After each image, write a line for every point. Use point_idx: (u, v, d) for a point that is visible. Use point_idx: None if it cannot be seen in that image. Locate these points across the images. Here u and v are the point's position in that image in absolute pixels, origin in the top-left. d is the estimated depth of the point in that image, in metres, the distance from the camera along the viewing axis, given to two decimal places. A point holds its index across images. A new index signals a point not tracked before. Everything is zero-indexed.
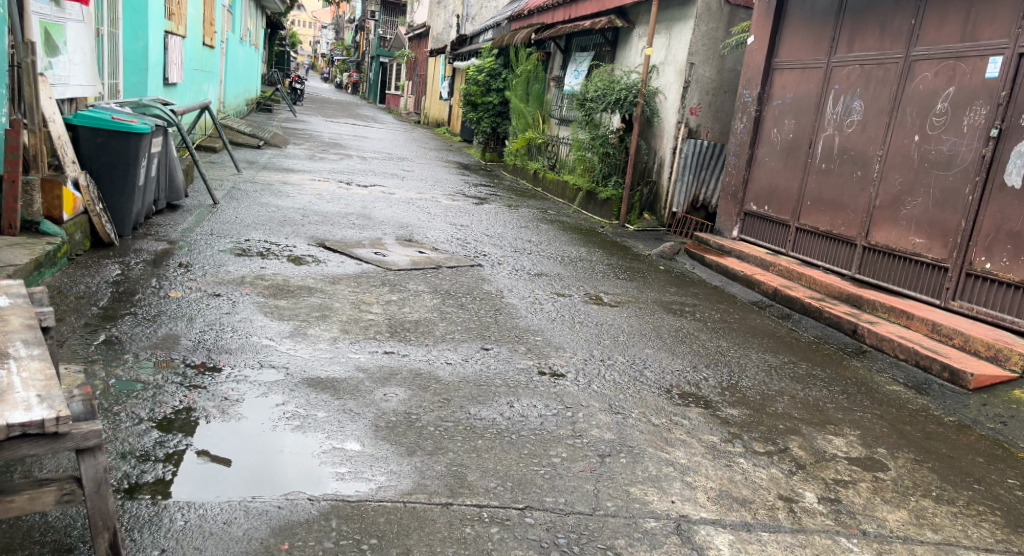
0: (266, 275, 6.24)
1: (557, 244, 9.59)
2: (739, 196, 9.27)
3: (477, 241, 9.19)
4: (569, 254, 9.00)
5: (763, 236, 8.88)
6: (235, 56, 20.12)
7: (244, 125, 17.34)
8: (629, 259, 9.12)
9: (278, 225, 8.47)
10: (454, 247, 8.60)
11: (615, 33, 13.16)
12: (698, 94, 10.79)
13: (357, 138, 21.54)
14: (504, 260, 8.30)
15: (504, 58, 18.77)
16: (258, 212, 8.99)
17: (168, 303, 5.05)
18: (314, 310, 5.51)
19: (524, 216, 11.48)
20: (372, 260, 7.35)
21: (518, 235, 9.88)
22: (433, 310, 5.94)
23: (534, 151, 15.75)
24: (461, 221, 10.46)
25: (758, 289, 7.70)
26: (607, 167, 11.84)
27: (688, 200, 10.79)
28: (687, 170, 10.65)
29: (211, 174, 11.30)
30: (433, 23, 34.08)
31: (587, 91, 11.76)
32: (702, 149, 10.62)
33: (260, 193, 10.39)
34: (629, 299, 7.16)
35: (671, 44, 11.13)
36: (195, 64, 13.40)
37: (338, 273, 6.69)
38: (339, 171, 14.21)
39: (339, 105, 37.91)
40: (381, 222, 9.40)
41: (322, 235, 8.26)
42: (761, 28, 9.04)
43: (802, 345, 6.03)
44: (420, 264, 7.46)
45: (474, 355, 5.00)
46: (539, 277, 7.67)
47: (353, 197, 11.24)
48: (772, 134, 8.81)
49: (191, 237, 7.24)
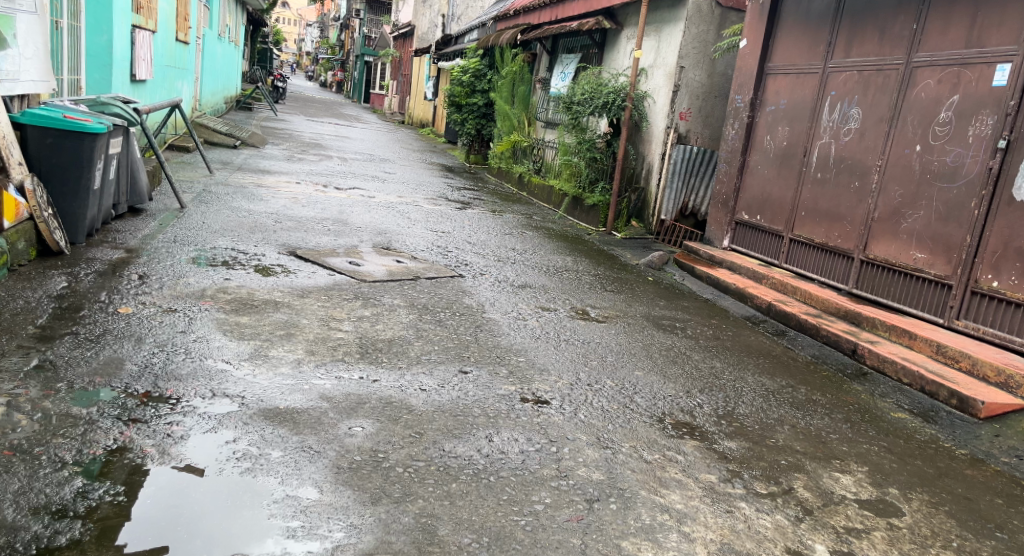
0: (229, 288, 5.83)
1: (541, 252, 9.22)
2: (731, 205, 8.91)
3: (459, 249, 8.81)
4: (553, 264, 8.65)
5: (756, 247, 8.51)
6: (213, 54, 19.68)
7: (222, 124, 16.89)
8: (617, 269, 8.76)
9: (248, 231, 8.05)
10: (434, 256, 8.23)
11: (603, 35, 12.81)
12: (687, 98, 10.46)
13: (340, 138, 21.12)
14: (485, 270, 7.93)
15: (489, 59, 18.43)
16: (228, 218, 8.58)
17: (116, 321, 4.70)
18: (279, 328, 5.11)
19: (507, 223, 11.11)
20: (346, 270, 6.96)
21: (501, 242, 9.51)
22: (408, 327, 5.56)
23: (519, 155, 15.42)
24: (441, 227, 10.06)
25: (750, 303, 7.33)
26: (593, 172, 11.50)
27: (677, 208, 10.51)
28: (676, 177, 10.37)
29: (181, 176, 10.87)
30: (418, 22, 33.65)
31: (574, 93, 11.41)
32: (691, 156, 10.34)
33: (233, 196, 9.96)
34: (616, 313, 6.80)
35: (661, 46, 10.79)
36: (167, 61, 13.01)
37: (308, 286, 6.30)
38: (317, 173, 13.78)
39: (324, 105, 37.42)
40: (358, 229, 9.00)
41: (294, 243, 7.85)
42: (754, 32, 8.68)
43: (800, 366, 5.62)
44: (396, 275, 7.08)
45: (451, 379, 4.63)
46: (521, 289, 7.31)
47: (330, 201, 10.82)
48: (765, 141, 8.45)
49: (152, 245, 6.84)
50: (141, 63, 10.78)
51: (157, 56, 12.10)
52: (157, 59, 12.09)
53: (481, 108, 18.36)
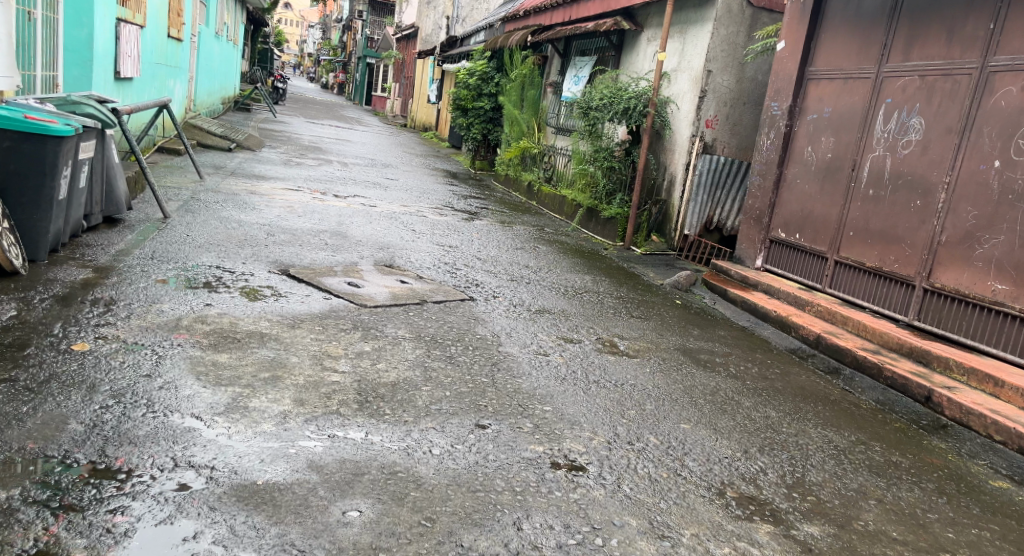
0: (210, 316, 5.09)
1: (557, 271, 8.47)
2: (766, 222, 8.18)
3: (468, 267, 8.06)
4: (572, 285, 7.89)
5: (794, 268, 7.75)
6: (209, 52, 18.99)
7: (216, 126, 16.15)
8: (640, 291, 8.01)
9: (237, 246, 7.31)
10: (442, 275, 7.49)
11: (620, 36, 12.05)
12: (714, 105, 9.73)
13: (341, 141, 20.37)
14: (498, 292, 7.18)
15: (496, 62, 17.66)
16: (215, 230, 7.82)
17: (66, 364, 3.96)
18: (264, 369, 4.36)
19: (518, 235, 10.35)
20: (345, 293, 6.23)
21: (512, 259, 8.76)
22: (415, 367, 4.80)
23: (529, 162, 14.71)
24: (448, 240, 9.29)
25: (794, 333, 6.56)
26: (611, 183, 10.76)
27: (702, 222, 9.80)
28: (702, 189, 9.68)
29: (168, 181, 10.12)
30: (421, 24, 32.89)
31: (590, 98, 10.66)
32: (718, 166, 9.68)
33: (223, 205, 9.20)
34: (648, 346, 6.04)
35: (686, 49, 10.06)
36: (157, 58, 12.29)
37: (301, 313, 5.55)
38: (316, 179, 13.03)
39: (324, 107, 36.71)
40: (358, 243, 8.25)
41: (287, 259, 7.10)
42: (793, 32, 7.95)
43: (868, 415, 4.83)
44: (400, 299, 6.34)
45: (468, 437, 3.87)
46: (540, 315, 6.55)
47: (329, 211, 10.07)
48: (805, 152, 7.71)
49: (126, 262, 6.09)
50: (128, 61, 10.04)
51: (147, 54, 11.34)
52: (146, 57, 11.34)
53: (488, 112, 17.58)
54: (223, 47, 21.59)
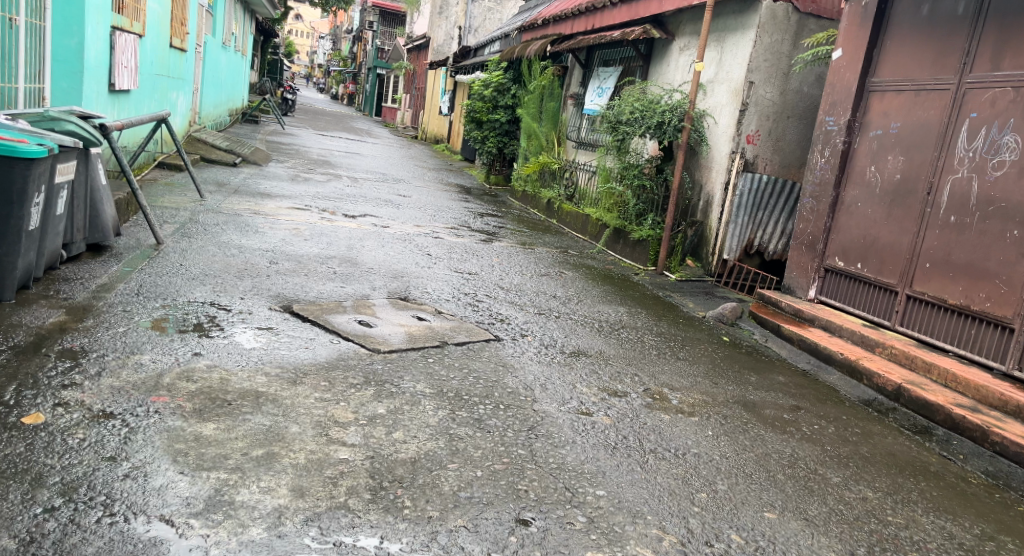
0: (198, 370, 4.33)
1: (589, 302, 7.68)
2: (821, 248, 7.43)
3: (490, 298, 7.28)
4: (607, 320, 7.09)
5: (855, 301, 6.99)
6: (216, 62, 18.32)
7: (221, 140, 15.43)
8: (682, 326, 7.22)
9: (236, 277, 6.57)
10: (463, 310, 6.69)
11: (649, 45, 11.26)
12: (756, 119, 8.98)
13: (350, 155, 19.68)
14: (527, 329, 6.39)
15: (513, 72, 16.86)
16: (212, 257, 7.07)
17: (13, 447, 3.21)
18: (258, 443, 3.59)
19: (542, 260, 9.56)
20: (356, 336, 5.46)
21: (539, 288, 7.98)
22: (439, 435, 4.01)
23: (547, 178, 13.93)
24: (467, 267, 8.52)
25: (866, 380, 5.81)
26: (641, 203, 9.98)
27: (742, 245, 9.04)
28: (743, 210, 8.98)
29: (166, 201, 9.40)
30: (432, 34, 32.21)
31: (619, 111, 9.89)
32: (761, 186, 8.90)
33: (222, 228, 8.46)
34: (703, 400, 5.24)
35: (724, 58, 9.31)
36: (158, 69, 11.57)
37: (304, 362, 4.78)
38: (324, 196, 12.27)
39: (334, 118, 36.08)
40: (369, 272, 7.49)
41: (291, 293, 6.35)
42: (851, 39, 7.23)
43: (983, 497, 4.12)
44: (418, 341, 5.56)
45: (509, 541, 3.15)
46: (577, 359, 5.76)
47: (338, 233, 9.32)
48: (867, 172, 6.98)
49: (109, 300, 5.35)
50: (126, 72, 9.34)
51: (146, 64, 10.64)
52: (145, 68, 10.64)
53: (504, 125, 16.87)
54: (230, 58, 20.93)
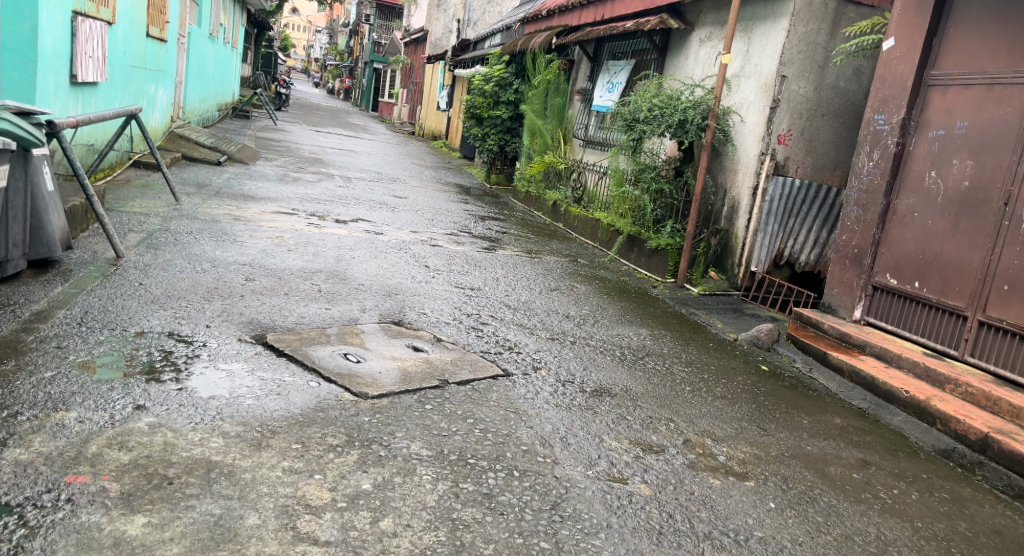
0: (137, 430, 3.45)
1: (606, 323, 6.79)
2: (868, 264, 6.56)
3: (496, 320, 6.42)
4: (629, 346, 6.21)
5: (912, 325, 6.17)
6: (202, 54, 17.39)
7: (205, 137, 14.53)
8: (714, 353, 6.35)
9: (203, 299, 5.70)
10: (466, 336, 5.80)
11: (665, 36, 10.39)
12: (788, 117, 8.12)
13: (344, 152, 18.80)
14: (539, 361, 5.52)
15: (515, 66, 15.97)
16: (178, 275, 6.18)
17: None
18: (200, 547, 2.85)
19: (550, 271, 8.69)
20: (339, 376, 4.57)
21: (550, 306, 7.11)
22: (440, 524, 3.19)
23: (552, 178, 13.05)
24: (469, 281, 7.66)
25: (940, 425, 4.99)
26: (658, 208, 9.11)
27: (771, 256, 8.30)
28: (773, 218, 8.19)
29: (136, 206, 8.51)
30: (430, 27, 31.29)
31: (635, 106, 9.01)
32: (792, 191, 8.15)
33: (196, 237, 7.60)
34: (754, 454, 4.36)
35: (752, 49, 8.44)
36: (132, 60, 10.65)
37: (273, 414, 3.90)
38: (313, 199, 11.39)
39: (329, 113, 35.15)
40: (358, 291, 6.65)
41: (267, 319, 5.49)
42: (906, 25, 6.39)
43: None
44: (413, 381, 4.68)
45: None
46: (600, 399, 4.89)
47: (326, 242, 8.45)
48: (926, 178, 6.15)
49: (43, 333, 4.46)
50: (92, 62, 8.46)
51: (117, 54, 9.73)
52: (116, 59, 9.74)
53: (506, 122, 15.98)
54: (218, 50, 20.03)
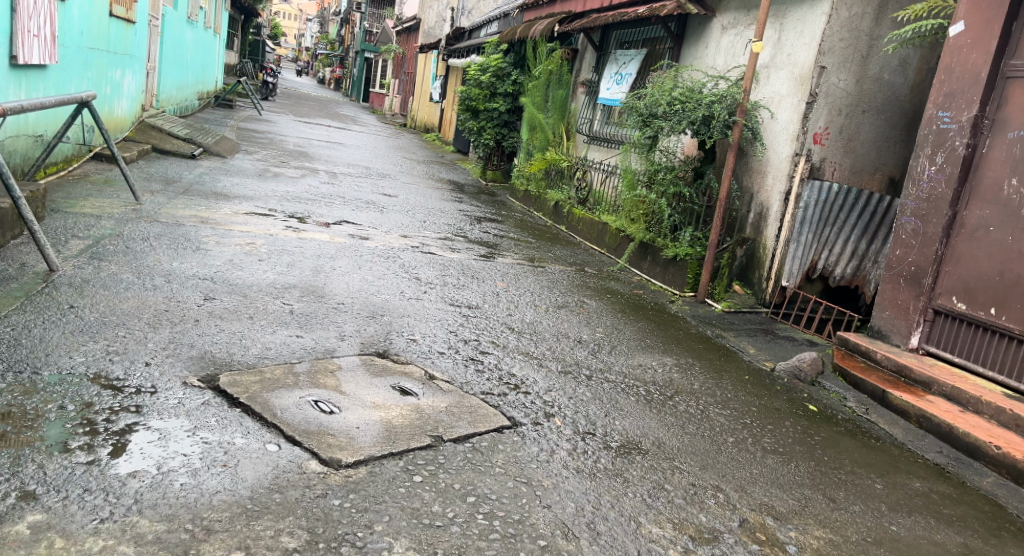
0: (12, 539, 2.70)
1: (625, 351, 5.85)
2: (929, 283, 5.64)
3: (497, 348, 5.52)
4: (654, 381, 5.28)
5: (986, 359, 5.29)
6: (179, 39, 16.39)
7: (179, 129, 13.55)
8: (752, 388, 5.42)
9: (146, 326, 4.76)
10: (463, 373, 4.88)
11: (681, 23, 9.51)
12: (825, 113, 7.17)
13: (332, 145, 17.84)
14: (550, 405, 4.58)
15: (514, 56, 15.11)
16: (122, 295, 5.26)
17: None
18: None
19: (556, 284, 7.78)
20: (305, 435, 3.67)
21: (558, 329, 6.20)
22: None
23: (554, 177, 12.15)
24: (465, 297, 6.77)
25: None
26: (676, 214, 8.26)
27: (803, 269, 7.39)
28: (807, 226, 7.27)
29: (89, 208, 7.58)
30: (423, 16, 30.29)
31: (651, 99, 8.07)
32: (829, 197, 7.23)
33: (153, 246, 6.67)
34: (830, 541, 3.45)
35: (784, 37, 7.48)
36: (88, 40, 9.69)
37: (211, 501, 3.02)
38: (294, 198, 10.44)
39: (320, 104, 34.16)
40: (336, 312, 5.72)
41: (222, 353, 4.56)
42: (980, 6, 5.50)
43: None
44: (398, 440, 3.76)
45: None
46: (628, 460, 3.98)
47: (304, 249, 7.51)
48: (1004, 187, 5.26)
49: None
50: (37, 42, 7.54)
51: (68, 33, 8.97)
52: (65, 38, 8.93)
53: (503, 115, 15.05)
54: (198, 35, 19.04)
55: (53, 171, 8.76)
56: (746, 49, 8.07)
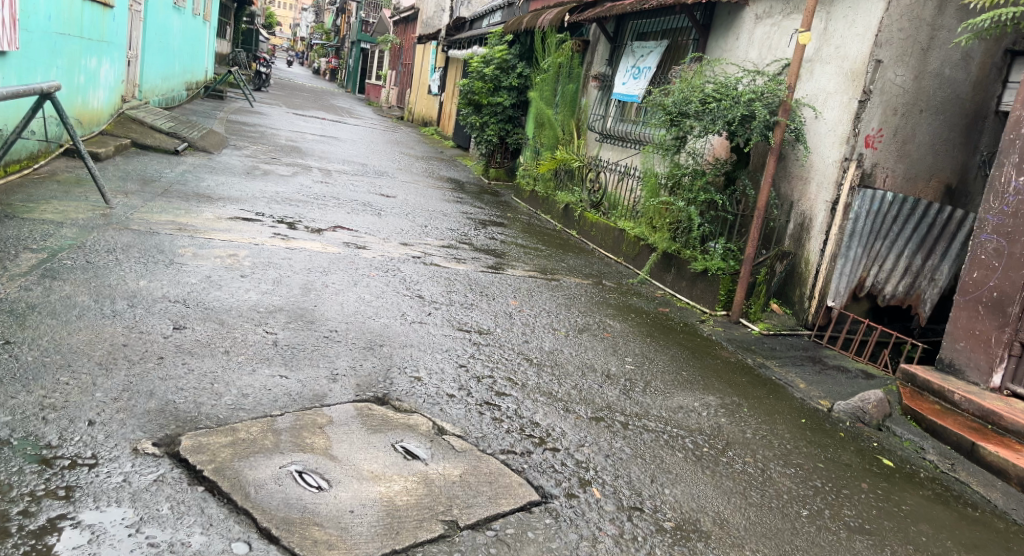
0: None
1: (661, 390, 5.01)
2: (1016, 313, 4.85)
3: (514, 387, 4.73)
4: (701, 430, 4.42)
5: None
6: (165, 26, 15.51)
7: (163, 122, 12.72)
8: (816, 435, 4.52)
9: (97, 368, 3.97)
10: (476, 424, 4.08)
11: (708, 12, 8.70)
12: (880, 112, 6.31)
13: (326, 139, 17.01)
14: (583, 466, 3.77)
15: (519, 48, 14.28)
16: (74, 328, 4.46)
17: None
18: None
19: (573, 301, 6.99)
20: (286, 527, 2.94)
21: (582, 360, 5.39)
22: None
23: (563, 178, 11.36)
24: (474, 320, 5.98)
25: None
26: (705, 222, 7.43)
27: (851, 288, 6.49)
28: (857, 239, 6.37)
29: (52, 215, 6.79)
30: (422, 6, 29.39)
31: (680, 95, 7.23)
32: (883, 206, 6.34)
33: (120, 261, 5.87)
34: None
35: (832, 26, 6.61)
36: (54, 25, 8.83)
37: None
38: (283, 199, 9.62)
39: (315, 96, 33.28)
40: (326, 343, 4.91)
41: (188, 405, 3.78)
42: None
43: None
44: (402, 532, 3.03)
45: None
46: (690, 552, 3.25)
47: (293, 262, 6.71)
48: None
49: None
50: None
51: (32, 19, 8.23)
52: (28, 23, 8.14)
53: (507, 110, 14.23)
54: (186, 23, 18.16)
55: (12, 170, 7.96)
56: (790, 40, 7.18)
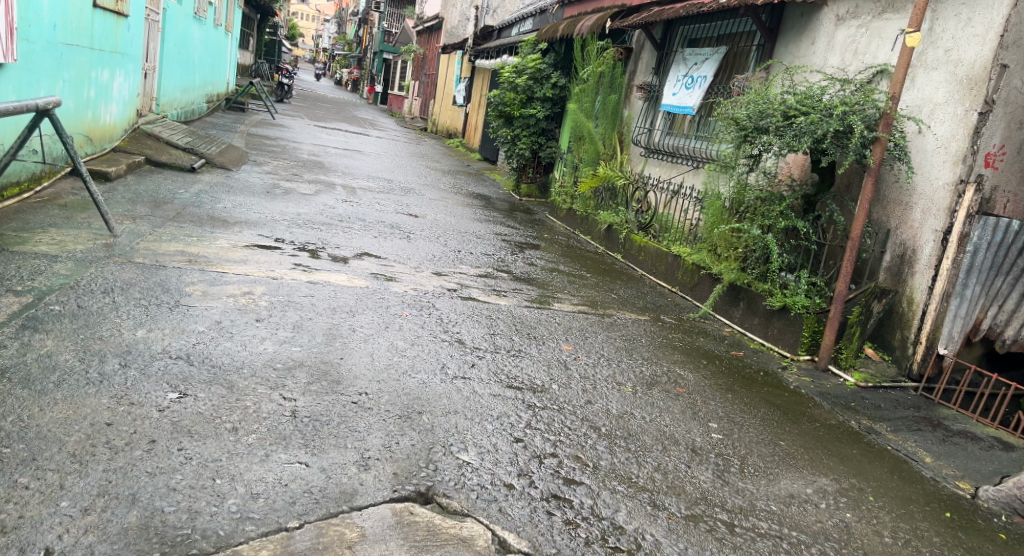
0: None
1: (763, 471, 4.08)
2: None
3: (584, 468, 3.84)
4: (827, 536, 3.53)
5: None
6: (183, 36, 14.80)
7: (179, 136, 11.97)
8: (967, 540, 3.66)
9: (69, 463, 3.16)
10: (546, 536, 3.22)
11: (775, 14, 7.80)
12: (1002, 126, 5.37)
13: (349, 153, 16.25)
14: None
15: (554, 57, 13.44)
16: (50, 401, 3.63)
17: None
18: None
19: (634, 344, 6.08)
20: None
21: (659, 428, 4.48)
22: None
23: (605, 196, 10.48)
24: (524, 372, 5.10)
25: None
26: (783, 252, 6.50)
27: (965, 332, 5.54)
28: (976, 275, 5.46)
29: (46, 248, 6.00)
30: (446, 16, 28.73)
31: (758, 106, 6.30)
32: (1006, 238, 5.43)
33: (117, 305, 5.06)
34: None
35: (940, 27, 5.69)
36: (59, 35, 8.08)
37: None
38: (304, 222, 8.80)
39: (337, 107, 32.64)
40: (354, 413, 4.04)
41: (179, 517, 2.97)
42: None
43: None
44: None
45: None
46: None
47: (315, 300, 5.87)
48: None
49: None
50: None
51: (34, 28, 7.47)
52: (29, 32, 7.38)
53: (540, 122, 13.38)
54: (207, 32, 17.43)
55: (9, 195, 7.21)
56: (895, 43, 6.17)
